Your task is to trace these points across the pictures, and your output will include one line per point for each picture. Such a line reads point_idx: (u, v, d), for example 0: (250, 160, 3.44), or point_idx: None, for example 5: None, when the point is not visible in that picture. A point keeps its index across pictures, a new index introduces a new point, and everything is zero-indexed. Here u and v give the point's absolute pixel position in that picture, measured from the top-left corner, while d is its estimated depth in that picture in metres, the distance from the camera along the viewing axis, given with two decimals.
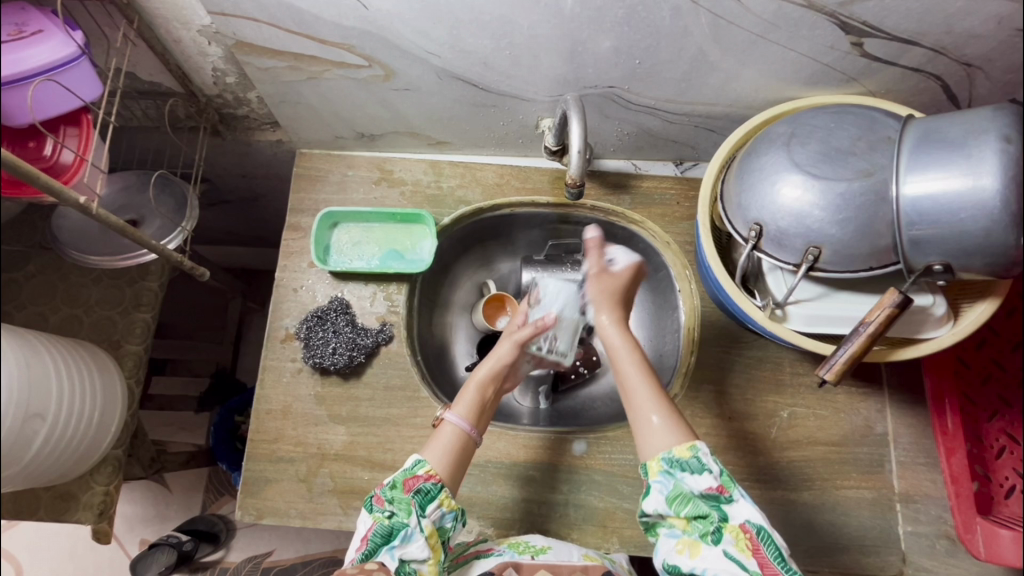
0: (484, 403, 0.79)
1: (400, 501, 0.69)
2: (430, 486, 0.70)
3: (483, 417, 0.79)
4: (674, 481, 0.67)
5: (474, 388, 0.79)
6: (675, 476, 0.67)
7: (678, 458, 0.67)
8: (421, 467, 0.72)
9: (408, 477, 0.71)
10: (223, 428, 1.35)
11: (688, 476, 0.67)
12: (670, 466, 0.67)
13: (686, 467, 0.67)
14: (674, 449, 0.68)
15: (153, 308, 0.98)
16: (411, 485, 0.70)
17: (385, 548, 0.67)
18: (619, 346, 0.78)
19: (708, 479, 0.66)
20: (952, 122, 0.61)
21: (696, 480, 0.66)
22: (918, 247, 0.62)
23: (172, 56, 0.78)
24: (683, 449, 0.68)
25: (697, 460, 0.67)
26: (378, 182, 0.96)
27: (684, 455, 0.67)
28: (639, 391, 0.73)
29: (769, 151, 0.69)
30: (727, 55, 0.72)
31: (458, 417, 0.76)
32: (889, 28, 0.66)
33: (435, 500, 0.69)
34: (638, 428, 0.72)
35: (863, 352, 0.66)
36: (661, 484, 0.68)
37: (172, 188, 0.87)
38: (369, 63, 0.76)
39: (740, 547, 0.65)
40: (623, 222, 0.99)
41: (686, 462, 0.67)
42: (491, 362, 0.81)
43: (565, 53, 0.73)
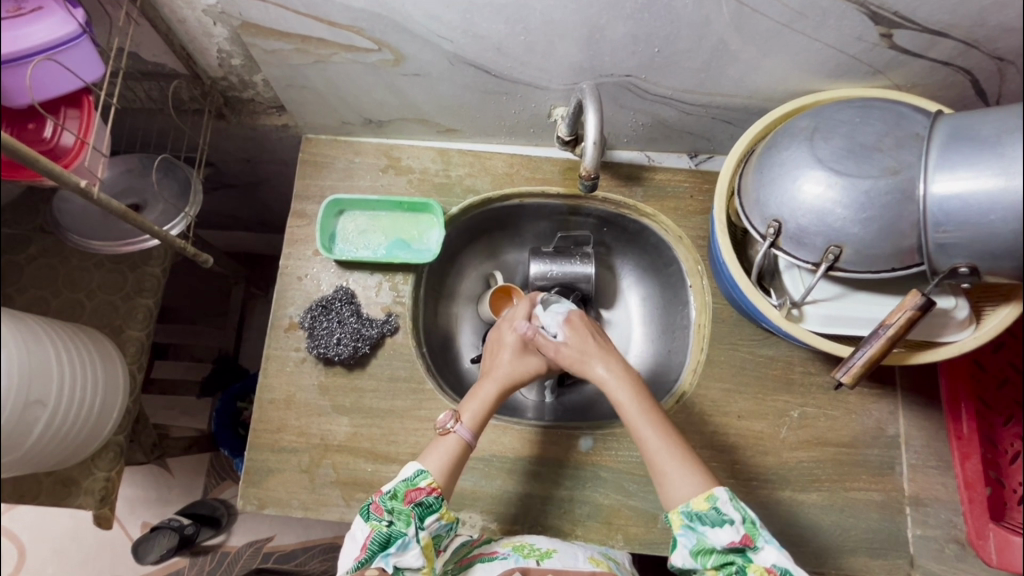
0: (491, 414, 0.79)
1: (400, 511, 0.69)
2: (432, 499, 0.70)
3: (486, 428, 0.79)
4: (696, 535, 0.66)
5: (482, 399, 0.79)
6: (696, 530, 0.66)
7: (697, 511, 0.66)
8: (423, 478, 0.71)
9: (409, 488, 0.70)
10: (225, 414, 1.34)
11: (709, 529, 0.66)
12: (690, 519, 0.66)
13: (704, 519, 0.66)
14: (692, 502, 0.67)
15: (155, 294, 0.96)
16: (412, 497, 0.70)
17: (380, 556, 0.66)
18: (625, 401, 0.75)
19: (729, 532, 0.65)
20: (985, 119, 0.58)
21: (717, 533, 0.66)
22: (944, 248, 0.60)
23: (176, 36, 0.76)
24: (700, 501, 0.67)
25: (716, 511, 0.66)
26: (385, 169, 0.94)
27: (702, 507, 0.66)
28: (657, 446, 0.71)
29: (790, 146, 0.67)
30: (749, 45, 0.70)
31: (467, 429, 0.76)
32: (920, 19, 0.64)
33: (435, 513, 0.70)
34: (658, 476, 0.71)
35: (882, 355, 0.64)
36: (685, 537, 0.67)
37: (175, 172, 0.85)
38: (379, 46, 0.73)
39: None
40: (635, 215, 0.97)
41: (704, 513, 0.66)
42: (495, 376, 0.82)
43: (581, 39, 0.70)
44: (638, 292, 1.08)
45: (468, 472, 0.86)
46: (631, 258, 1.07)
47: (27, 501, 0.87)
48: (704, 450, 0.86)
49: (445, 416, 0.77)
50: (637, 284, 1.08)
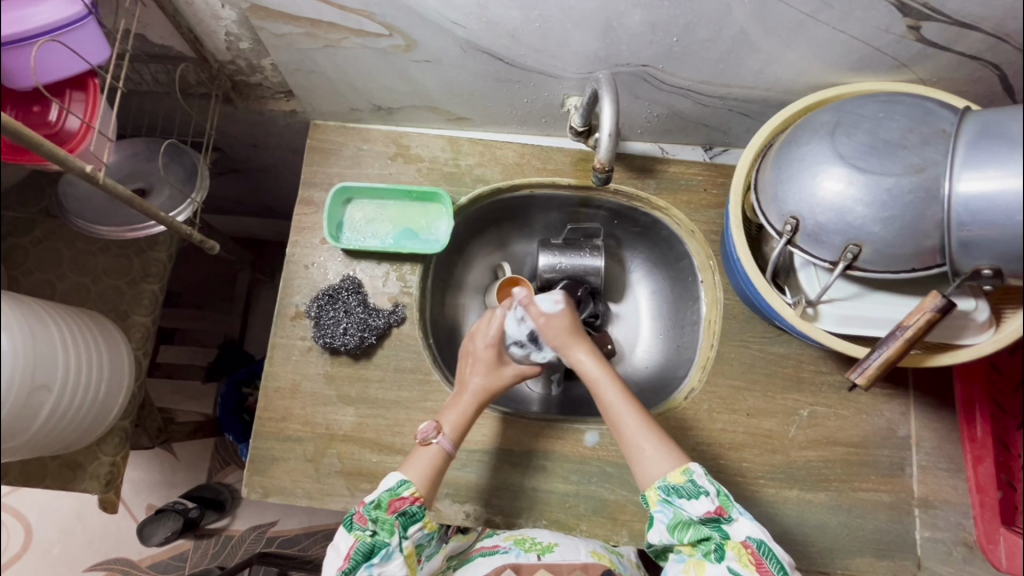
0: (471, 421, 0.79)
1: (383, 521, 0.70)
2: (415, 508, 0.72)
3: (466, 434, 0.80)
4: (673, 509, 0.68)
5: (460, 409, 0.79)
6: (674, 504, 0.68)
7: (674, 484, 0.69)
8: (406, 488, 0.72)
9: (393, 498, 0.71)
10: (230, 399, 1.34)
11: (685, 502, 0.68)
12: (667, 494, 0.69)
13: (682, 492, 0.68)
14: (668, 476, 0.69)
15: (162, 279, 0.95)
16: (396, 506, 0.71)
17: (363, 565, 0.69)
18: (598, 378, 0.78)
19: (705, 502, 0.67)
20: (1016, 116, 0.56)
21: (695, 505, 0.68)
22: (968, 249, 0.58)
23: (183, 18, 0.74)
24: (677, 475, 0.69)
25: (693, 483, 0.69)
26: (393, 158, 0.93)
27: (679, 480, 0.69)
28: (629, 420, 0.74)
29: (811, 141, 0.65)
30: (771, 36, 0.68)
31: (445, 439, 0.77)
32: (951, 11, 0.61)
33: (418, 522, 0.72)
34: (631, 456, 0.73)
35: (898, 357, 0.63)
36: (662, 513, 0.69)
37: (181, 157, 0.84)
38: (390, 32, 0.71)
39: (743, 563, 0.66)
40: (647, 208, 0.95)
41: (681, 487, 0.69)
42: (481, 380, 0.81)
43: (598, 27, 0.69)
44: (647, 286, 1.07)
45: (473, 464, 0.85)
46: (641, 252, 1.05)
47: (34, 484, 0.88)
48: (712, 447, 0.86)
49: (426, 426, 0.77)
50: (646, 277, 1.07)
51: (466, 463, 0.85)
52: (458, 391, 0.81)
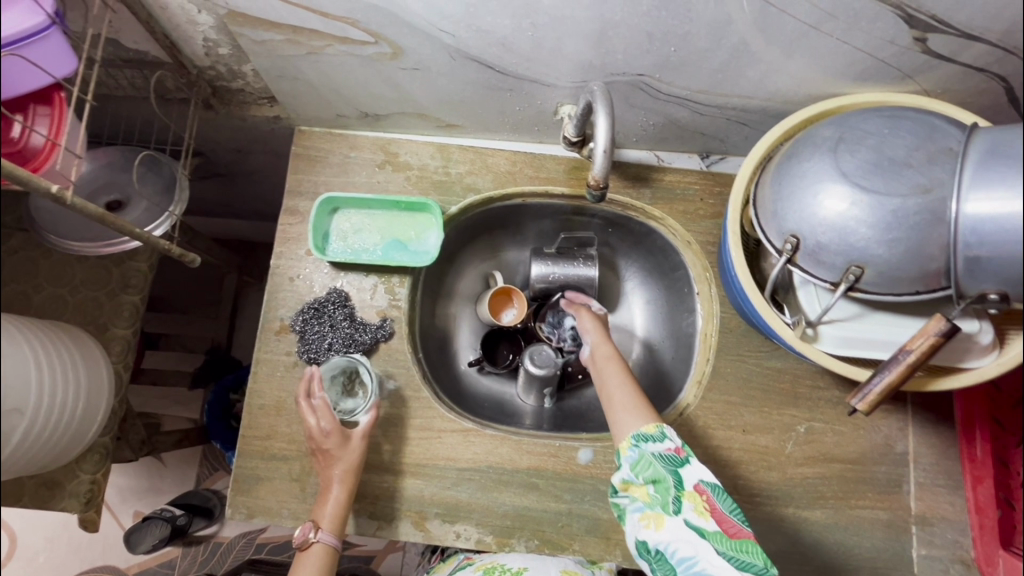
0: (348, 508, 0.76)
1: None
2: None
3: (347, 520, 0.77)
4: (639, 452, 0.65)
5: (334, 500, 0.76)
6: (641, 447, 0.65)
7: (645, 434, 0.66)
8: None
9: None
10: (217, 406, 1.31)
11: (650, 444, 0.65)
12: (637, 441, 0.66)
13: (650, 439, 0.65)
14: (642, 428, 0.67)
15: (141, 290, 0.92)
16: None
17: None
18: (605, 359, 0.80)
19: (669, 445, 0.65)
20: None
21: (657, 448, 0.65)
22: (974, 273, 0.56)
23: (158, 24, 0.71)
24: (649, 427, 0.67)
25: (662, 432, 0.66)
26: (381, 166, 0.90)
27: (651, 430, 0.66)
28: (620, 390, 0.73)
29: (813, 157, 0.63)
30: (773, 47, 0.65)
31: (325, 535, 0.73)
32: (959, 24, 0.59)
33: None
34: (614, 413, 0.71)
35: (901, 381, 0.61)
36: (630, 457, 0.65)
37: (159, 167, 0.81)
38: (376, 39, 0.68)
39: (699, 511, 0.61)
40: (642, 218, 0.93)
41: (651, 434, 0.66)
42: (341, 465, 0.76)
43: (592, 37, 0.66)
44: (642, 295, 1.05)
45: (463, 483, 0.83)
46: (636, 260, 1.03)
47: (11, 505, 0.84)
48: (708, 464, 0.84)
49: (299, 530, 0.73)
50: (641, 286, 1.05)
51: (456, 482, 0.83)
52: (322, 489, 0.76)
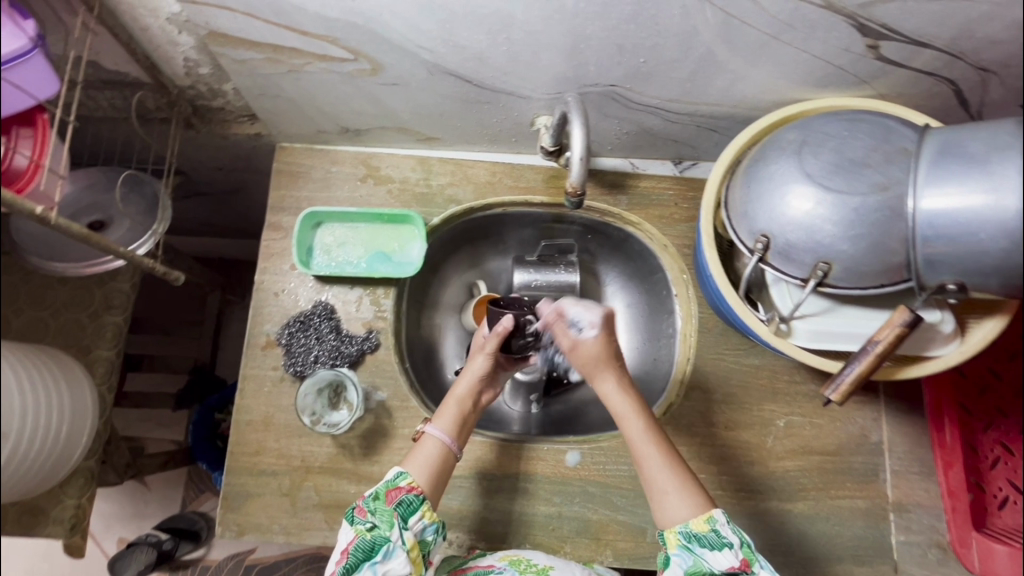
0: (466, 416, 0.78)
1: (383, 513, 0.68)
2: (413, 497, 0.69)
3: (464, 430, 0.78)
4: (693, 556, 0.65)
5: (456, 397, 0.79)
6: (694, 551, 0.65)
7: (696, 532, 0.66)
8: (404, 478, 0.71)
9: (390, 489, 0.70)
10: (202, 427, 1.30)
11: (708, 551, 0.65)
12: (688, 540, 0.66)
13: (704, 541, 0.65)
14: (690, 523, 0.66)
15: (125, 310, 0.93)
16: (393, 497, 0.69)
17: (366, 564, 0.65)
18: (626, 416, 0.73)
19: (729, 556, 0.64)
20: (973, 135, 0.58)
21: (716, 557, 0.64)
22: (932, 265, 0.60)
23: (138, 45, 0.72)
24: (700, 523, 0.66)
25: (715, 533, 0.65)
26: (363, 180, 0.91)
27: (702, 528, 0.66)
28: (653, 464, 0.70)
29: (778, 160, 0.66)
30: (736, 56, 0.69)
31: (438, 429, 0.75)
32: (907, 31, 0.63)
33: (418, 512, 0.68)
34: (653, 496, 0.70)
35: (870, 371, 0.64)
36: (680, 557, 0.66)
37: (141, 187, 0.82)
38: (356, 56, 0.70)
39: None
40: (620, 223, 0.96)
41: (704, 536, 0.65)
42: (470, 377, 0.79)
43: (565, 50, 0.68)
44: (623, 299, 1.07)
45: (453, 490, 0.84)
46: (616, 265, 1.06)
47: None
48: (692, 461, 0.86)
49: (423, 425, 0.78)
50: (622, 290, 1.07)
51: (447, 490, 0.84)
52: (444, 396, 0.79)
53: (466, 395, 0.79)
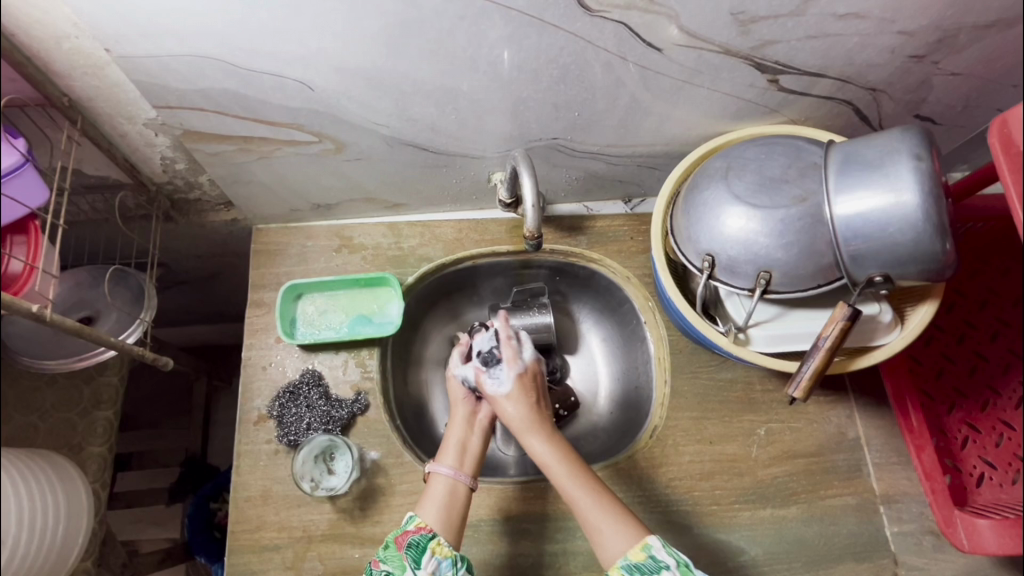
0: (466, 445, 0.82)
1: (394, 558, 0.69)
2: (421, 537, 0.71)
3: (468, 459, 0.81)
4: None
5: (455, 437, 0.82)
6: None
7: (635, 562, 0.67)
8: (411, 521, 0.73)
9: (399, 535, 0.72)
10: (197, 519, 1.27)
11: None
12: (630, 573, 0.66)
13: (643, 570, 0.66)
14: (630, 555, 0.68)
15: (114, 405, 0.97)
16: (402, 541, 0.71)
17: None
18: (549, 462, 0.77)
19: None
20: (868, 144, 0.66)
21: None
22: (858, 261, 0.66)
23: (118, 149, 0.79)
24: (637, 552, 0.68)
25: (653, 559, 0.67)
26: (338, 250, 0.97)
27: (639, 557, 0.67)
28: (584, 502, 0.72)
29: (709, 186, 0.73)
30: (658, 100, 0.77)
31: (446, 468, 0.78)
32: (799, 65, 0.72)
33: (428, 549, 0.70)
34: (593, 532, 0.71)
35: (825, 365, 0.69)
36: None
37: (127, 280, 0.87)
38: (320, 138, 0.77)
39: None
40: (583, 262, 1.02)
41: (643, 564, 0.67)
42: (461, 411, 0.86)
43: (507, 112, 0.76)
44: (598, 334, 1.12)
45: None
46: (586, 302, 1.11)
47: None
48: (684, 480, 0.88)
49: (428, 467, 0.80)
50: (595, 326, 1.12)
51: None
52: (443, 437, 0.84)
53: (460, 427, 0.83)
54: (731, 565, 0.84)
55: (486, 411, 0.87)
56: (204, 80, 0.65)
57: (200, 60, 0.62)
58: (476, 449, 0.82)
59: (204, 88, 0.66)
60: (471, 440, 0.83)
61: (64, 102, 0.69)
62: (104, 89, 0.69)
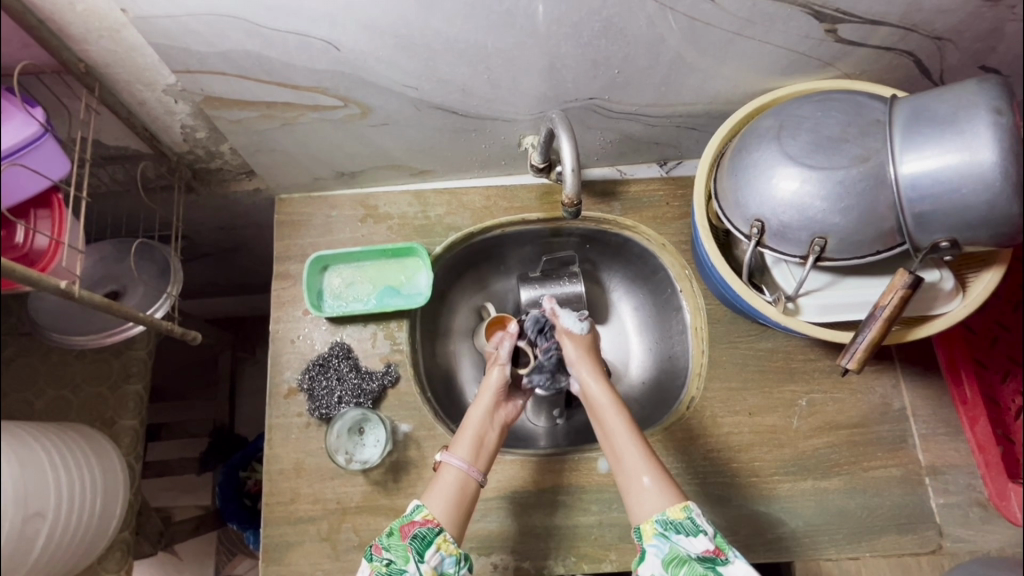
0: (484, 438, 0.79)
1: (397, 548, 0.68)
2: (427, 530, 0.69)
3: (484, 453, 0.78)
4: (669, 544, 0.66)
5: (472, 425, 0.79)
6: (671, 539, 0.66)
7: (673, 519, 0.67)
8: (418, 512, 0.71)
9: (404, 523, 0.70)
10: (228, 486, 1.26)
11: (684, 537, 0.66)
12: (665, 527, 0.67)
13: (680, 528, 0.67)
14: (667, 511, 0.68)
15: (144, 378, 0.92)
16: (408, 531, 0.69)
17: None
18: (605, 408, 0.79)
19: (704, 540, 0.65)
20: (939, 99, 0.61)
21: (692, 541, 0.65)
22: (923, 224, 0.62)
23: (137, 118, 0.76)
24: (676, 510, 0.68)
25: (692, 520, 0.67)
26: (363, 220, 0.94)
27: (679, 515, 0.67)
28: (632, 454, 0.73)
29: (760, 146, 0.68)
30: (705, 55, 0.72)
31: (458, 461, 0.76)
32: (861, 12, 0.67)
33: (433, 544, 0.68)
34: (630, 489, 0.72)
35: (883, 335, 0.65)
36: (657, 547, 0.66)
37: (152, 253, 0.85)
38: (345, 102, 0.73)
39: None
40: (616, 229, 0.98)
41: (680, 523, 0.67)
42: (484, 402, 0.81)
43: (543, 71, 0.72)
44: (629, 303, 1.09)
45: (490, 513, 0.84)
46: (618, 270, 1.07)
47: None
48: (722, 452, 0.86)
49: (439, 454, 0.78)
50: (627, 295, 1.09)
51: (485, 513, 0.84)
52: (460, 424, 0.80)
53: (479, 417, 0.80)
54: (770, 537, 0.83)
55: (513, 409, 0.84)
56: (225, 42, 0.61)
57: (220, 19, 0.58)
58: (492, 443, 0.80)
59: (225, 50, 0.62)
60: (490, 433, 0.80)
61: (80, 67, 0.65)
62: (120, 55, 0.65)
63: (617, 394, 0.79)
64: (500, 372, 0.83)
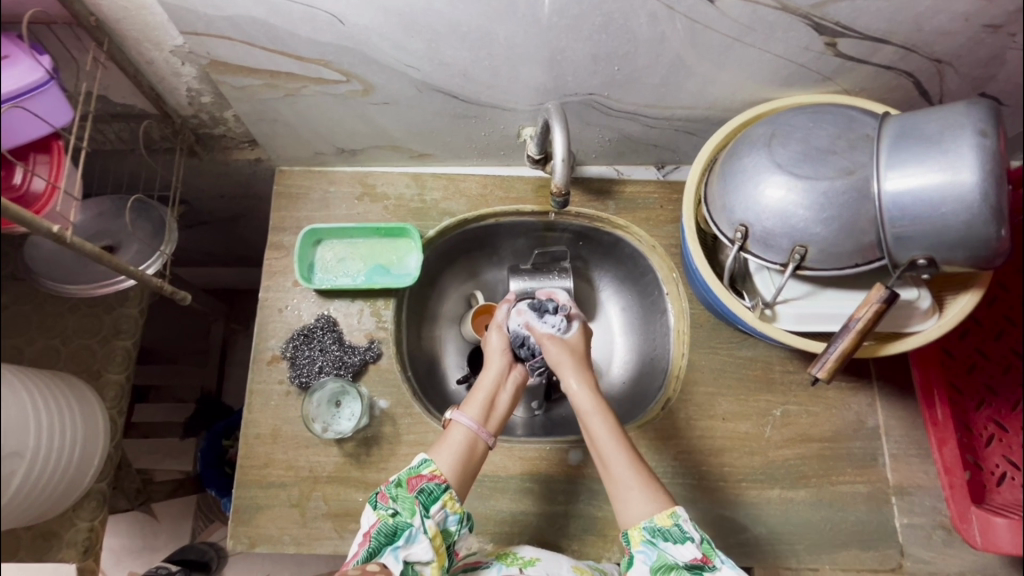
0: (493, 401, 0.80)
1: (405, 499, 0.70)
2: (434, 486, 0.70)
3: (493, 417, 0.79)
4: (657, 551, 0.67)
5: (485, 388, 0.80)
6: (658, 546, 0.67)
7: (660, 526, 0.68)
8: (427, 466, 0.72)
9: (412, 476, 0.72)
10: (211, 454, 1.26)
11: (671, 545, 0.67)
12: (652, 535, 0.68)
13: (668, 536, 0.67)
14: (654, 518, 0.69)
15: (133, 336, 0.96)
16: (415, 484, 0.71)
17: (388, 548, 0.66)
18: (590, 411, 0.77)
19: (691, 548, 0.66)
20: (928, 118, 0.62)
21: (680, 550, 0.67)
22: (901, 242, 0.63)
23: (144, 77, 0.77)
24: (664, 518, 0.68)
25: (679, 528, 0.67)
26: (360, 198, 0.95)
27: (666, 523, 0.68)
28: (618, 459, 0.73)
29: (750, 152, 0.69)
30: (705, 60, 0.73)
31: (468, 419, 0.77)
32: (860, 28, 0.68)
33: (439, 500, 0.70)
34: (618, 494, 0.72)
35: (854, 347, 0.66)
36: (645, 554, 0.67)
37: (148, 213, 0.87)
38: (347, 78, 0.75)
39: None
40: (609, 227, 0.99)
41: (668, 530, 0.68)
42: (494, 368, 0.82)
43: (544, 62, 0.73)
44: (617, 303, 1.10)
45: None
46: (608, 270, 1.08)
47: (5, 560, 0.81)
48: (693, 454, 0.87)
49: (450, 413, 0.79)
50: (615, 294, 1.10)
51: None
52: (472, 386, 0.81)
53: (494, 380, 0.81)
54: (731, 542, 0.84)
55: (518, 374, 0.83)
56: (233, 6, 0.63)
57: None
58: (502, 406, 0.81)
59: (232, 15, 0.64)
60: (502, 396, 0.81)
61: (91, 21, 0.66)
62: (131, 12, 0.67)
63: (603, 399, 0.78)
64: (500, 335, 0.85)
